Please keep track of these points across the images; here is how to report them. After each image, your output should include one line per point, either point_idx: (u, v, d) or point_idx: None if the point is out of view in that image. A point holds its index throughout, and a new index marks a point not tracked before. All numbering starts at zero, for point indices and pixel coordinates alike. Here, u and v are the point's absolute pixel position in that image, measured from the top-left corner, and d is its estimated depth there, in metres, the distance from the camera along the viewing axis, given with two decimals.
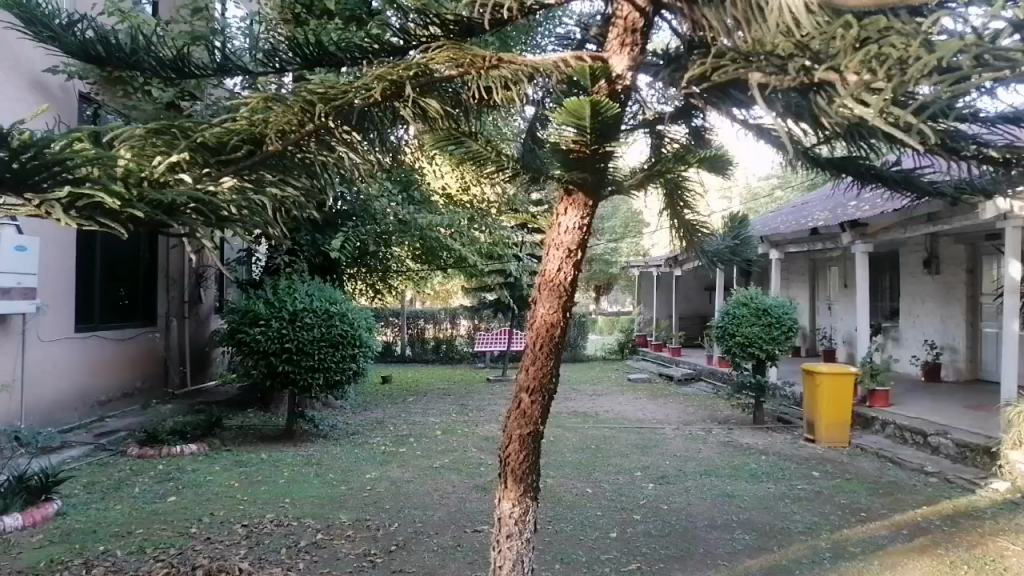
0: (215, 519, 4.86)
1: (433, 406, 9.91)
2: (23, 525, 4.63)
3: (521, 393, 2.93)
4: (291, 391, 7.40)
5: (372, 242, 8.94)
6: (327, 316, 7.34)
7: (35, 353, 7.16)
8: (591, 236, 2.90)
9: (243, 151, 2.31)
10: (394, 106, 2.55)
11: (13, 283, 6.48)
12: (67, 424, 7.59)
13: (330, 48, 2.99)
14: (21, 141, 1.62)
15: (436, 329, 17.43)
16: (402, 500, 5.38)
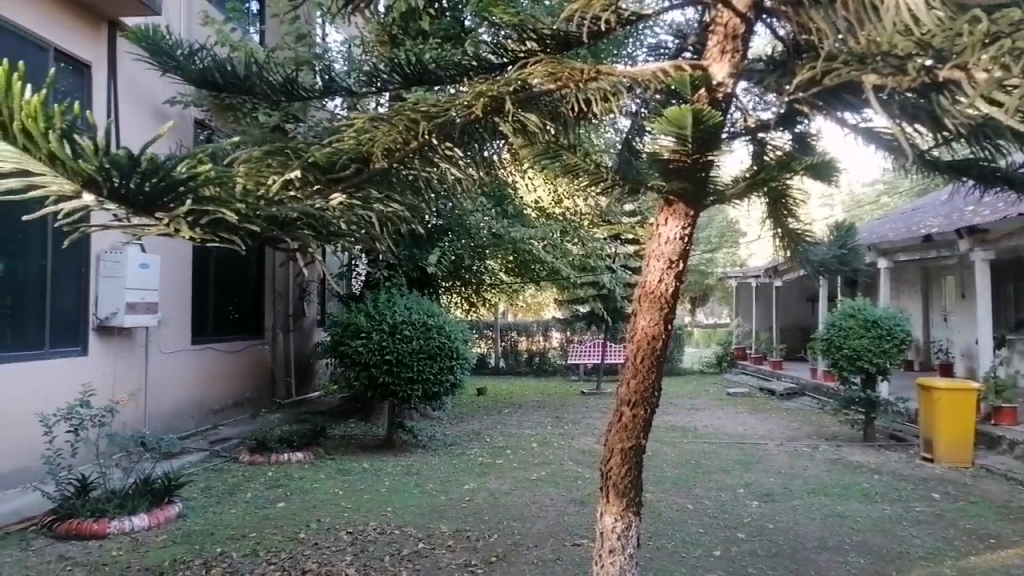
0: (322, 525, 5.03)
1: (529, 418, 9.94)
2: (149, 525, 4.92)
3: (622, 406, 2.91)
4: (391, 402, 7.59)
5: (468, 256, 9.08)
6: (426, 328, 7.51)
7: (157, 364, 7.63)
8: (692, 247, 2.86)
9: (352, 169, 2.40)
10: (494, 121, 2.59)
11: (139, 298, 6.94)
12: (184, 431, 8.04)
13: (430, 66, 3.15)
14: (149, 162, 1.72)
15: (529, 341, 17.48)
16: (500, 511, 5.41)
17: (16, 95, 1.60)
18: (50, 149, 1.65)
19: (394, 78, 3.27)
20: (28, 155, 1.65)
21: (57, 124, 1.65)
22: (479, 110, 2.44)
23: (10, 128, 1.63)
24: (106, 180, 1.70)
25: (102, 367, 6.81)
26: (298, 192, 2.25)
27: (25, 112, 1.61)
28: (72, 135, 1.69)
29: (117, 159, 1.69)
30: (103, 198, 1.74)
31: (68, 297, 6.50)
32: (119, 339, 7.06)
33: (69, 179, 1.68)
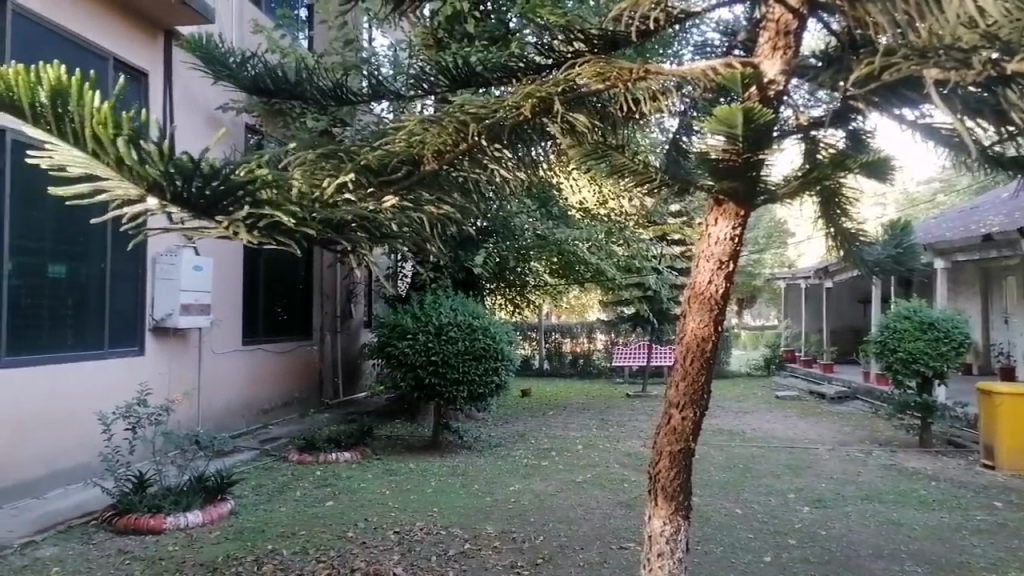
0: (369, 524, 5.09)
1: (574, 420, 9.90)
2: (202, 522, 5.04)
3: (671, 409, 2.88)
4: (437, 402, 7.63)
5: (512, 258, 9.09)
6: (471, 329, 7.54)
7: (210, 364, 7.81)
8: (743, 247, 2.82)
9: (402, 171, 2.44)
10: (542, 123, 2.60)
11: (191, 300, 7.13)
12: (235, 430, 8.21)
13: (477, 68, 3.18)
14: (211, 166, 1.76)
15: (573, 343, 17.42)
16: (546, 513, 5.41)
17: (87, 104, 1.65)
18: (118, 154, 1.70)
19: (441, 80, 3.29)
20: (97, 160, 1.70)
21: (125, 131, 1.70)
22: (527, 111, 2.45)
23: (81, 135, 1.69)
24: (170, 184, 1.75)
25: (157, 367, 7.00)
26: (352, 194, 2.29)
27: (95, 120, 1.67)
28: (138, 142, 1.74)
29: (180, 164, 1.73)
30: (167, 202, 1.78)
31: (125, 298, 6.70)
32: (173, 340, 7.26)
33: (134, 184, 1.73)
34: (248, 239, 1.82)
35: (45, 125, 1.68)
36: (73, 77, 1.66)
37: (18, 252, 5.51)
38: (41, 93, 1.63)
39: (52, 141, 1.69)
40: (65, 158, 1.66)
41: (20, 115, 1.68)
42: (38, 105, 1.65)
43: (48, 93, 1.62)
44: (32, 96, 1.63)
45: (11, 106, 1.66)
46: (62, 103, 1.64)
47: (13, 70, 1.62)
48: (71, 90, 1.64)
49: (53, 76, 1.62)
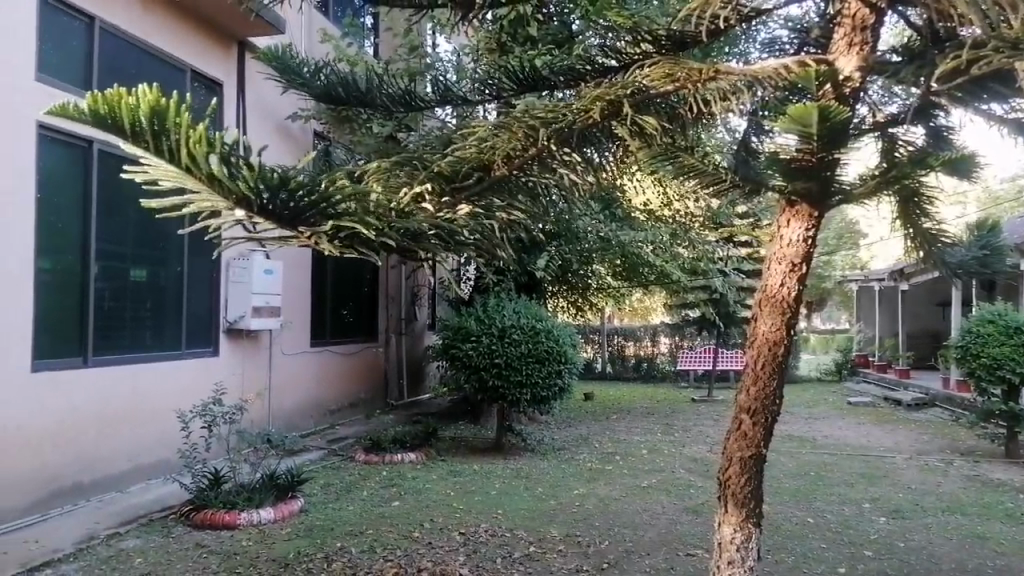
0: (435, 525, 5.14)
1: (637, 425, 9.80)
2: (274, 519, 5.19)
3: (741, 414, 2.82)
4: (501, 405, 7.66)
5: (575, 260, 9.06)
6: (534, 332, 7.56)
7: (281, 365, 8.03)
8: (816, 249, 2.74)
9: (474, 177, 2.46)
10: (611, 127, 2.59)
11: (262, 302, 7.30)
12: (304, 430, 8.42)
13: (544, 73, 3.20)
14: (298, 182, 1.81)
15: (637, 346, 17.24)
16: (611, 518, 5.36)
17: (183, 123, 1.71)
18: (210, 170, 1.77)
19: (509, 84, 3.35)
20: (190, 176, 1.77)
21: (217, 148, 1.77)
22: (596, 115, 2.44)
23: (176, 152, 1.74)
24: (258, 198, 1.82)
25: (231, 367, 7.23)
26: (427, 202, 2.33)
27: (191, 139, 1.73)
28: (229, 157, 1.80)
29: (269, 180, 1.80)
30: (252, 214, 1.85)
31: (201, 301, 6.95)
32: (246, 341, 7.49)
33: (222, 197, 1.81)
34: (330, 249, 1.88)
35: (144, 144, 1.74)
36: (170, 99, 1.71)
37: (102, 258, 5.77)
38: (140, 112, 1.67)
39: (148, 156, 1.75)
40: (159, 173, 1.73)
41: (121, 135, 1.73)
42: (137, 124, 1.70)
43: (147, 114, 1.68)
44: (132, 117, 1.68)
45: (111, 126, 1.71)
46: (160, 121, 1.69)
47: (115, 93, 1.67)
48: (170, 111, 1.69)
49: (152, 98, 1.67)
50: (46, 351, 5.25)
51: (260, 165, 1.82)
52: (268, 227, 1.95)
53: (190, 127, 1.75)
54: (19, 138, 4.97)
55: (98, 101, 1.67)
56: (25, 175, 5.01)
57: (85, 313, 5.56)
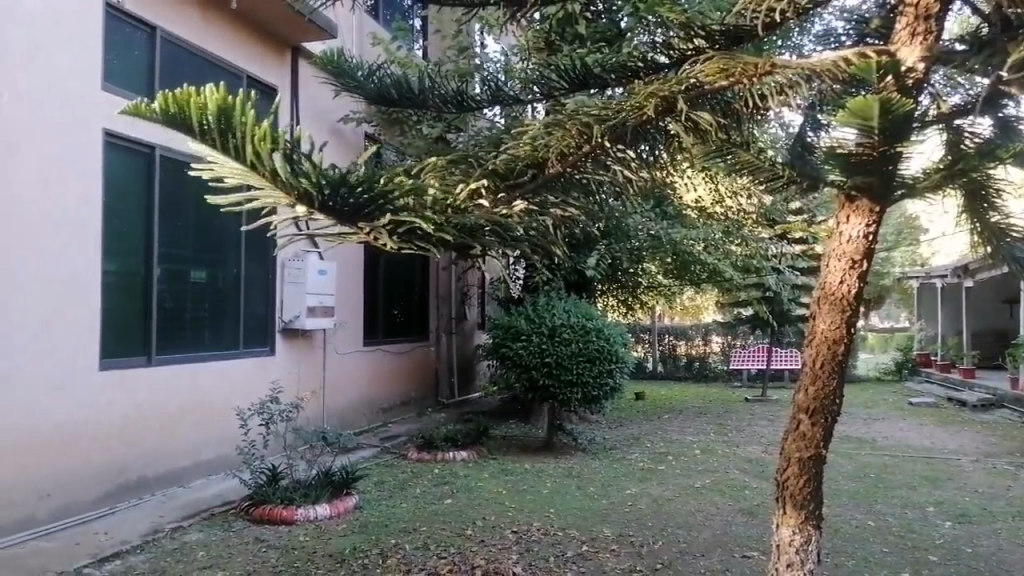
0: (487, 523, 5.17)
1: (689, 424, 9.69)
2: (330, 515, 5.28)
3: (799, 414, 2.76)
4: (552, 404, 7.64)
5: (626, 259, 9.01)
6: (585, 331, 7.54)
7: (335, 364, 8.16)
8: (877, 246, 2.68)
9: (528, 175, 2.50)
10: (665, 125, 2.55)
11: (316, 302, 7.49)
12: (358, 428, 8.55)
13: (596, 71, 3.19)
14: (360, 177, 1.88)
15: (688, 345, 17.04)
16: (664, 518, 5.32)
17: (248, 122, 1.77)
18: (274, 168, 1.84)
19: (561, 83, 3.34)
20: (254, 173, 1.83)
21: (281, 146, 1.83)
22: (650, 111, 2.42)
23: (242, 149, 1.81)
24: (320, 194, 1.89)
25: (287, 366, 7.39)
26: (484, 200, 2.36)
27: (255, 136, 1.79)
28: (292, 154, 1.86)
29: (331, 176, 1.88)
30: (313, 209, 1.93)
31: (258, 301, 7.11)
32: (301, 340, 7.63)
33: (282, 193, 1.87)
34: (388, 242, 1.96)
35: (210, 143, 1.81)
36: (236, 96, 1.77)
37: (164, 260, 5.94)
38: (209, 111, 1.74)
39: (215, 154, 1.82)
40: (225, 171, 1.81)
41: (189, 133, 1.81)
42: (205, 123, 1.77)
43: (215, 113, 1.74)
44: (200, 115, 1.75)
45: (180, 123, 1.79)
46: (227, 119, 1.76)
47: (184, 92, 1.75)
48: (237, 109, 1.75)
49: (219, 98, 1.74)
50: (112, 351, 5.43)
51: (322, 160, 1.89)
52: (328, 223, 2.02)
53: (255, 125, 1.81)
54: (87, 146, 5.16)
55: (169, 102, 1.75)
56: (92, 180, 5.20)
57: (149, 314, 5.75)
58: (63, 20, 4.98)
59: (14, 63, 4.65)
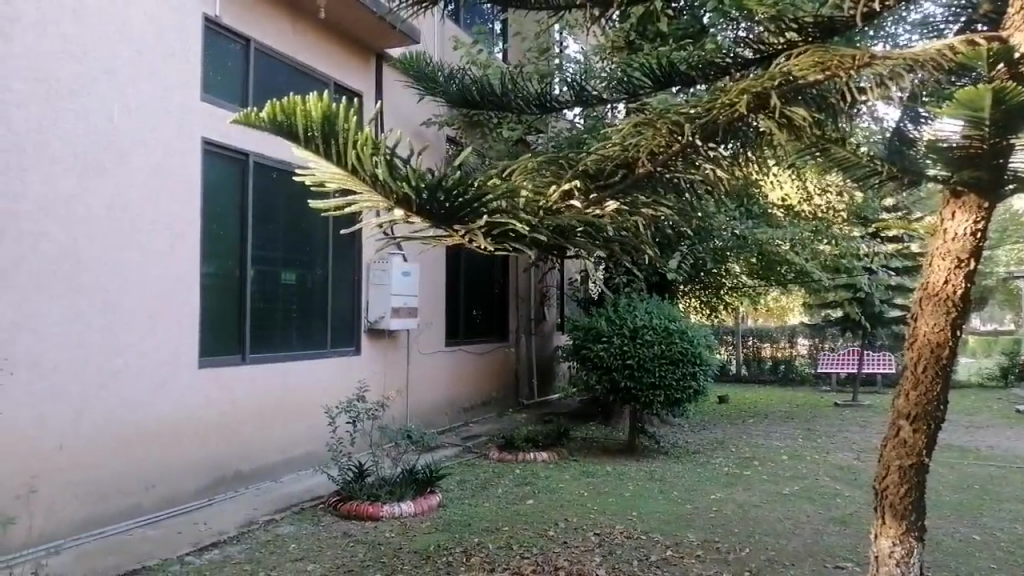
0: (569, 525, 5.15)
1: (776, 429, 9.41)
2: (414, 512, 5.37)
3: (899, 420, 2.64)
4: (633, 407, 7.56)
5: (710, 259, 8.85)
6: (667, 333, 7.43)
7: (418, 363, 8.31)
8: (986, 243, 2.55)
9: (619, 174, 2.52)
10: (755, 120, 2.48)
11: (400, 303, 7.64)
12: (438, 427, 8.66)
13: (680, 68, 3.19)
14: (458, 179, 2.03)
15: (773, 348, 16.53)
16: (752, 525, 5.19)
17: (350, 128, 1.95)
18: (373, 172, 2.01)
19: (644, 82, 3.38)
20: (353, 178, 2.02)
21: (380, 152, 2.00)
22: (741, 108, 2.31)
23: (343, 155, 1.99)
24: (416, 196, 2.05)
25: (373, 365, 7.58)
26: (578, 201, 2.41)
27: (357, 141, 1.97)
28: (392, 162, 2.03)
29: (429, 180, 2.03)
30: (410, 213, 2.11)
31: (344, 303, 7.29)
32: (385, 340, 7.80)
33: (381, 195, 2.07)
34: (482, 243, 2.12)
35: (315, 150, 1.99)
36: (339, 106, 1.95)
37: (259, 262, 6.16)
38: (314, 118, 1.92)
39: (317, 160, 2.02)
40: (326, 175, 2.01)
41: (294, 140, 1.99)
42: (310, 131, 1.95)
43: (320, 121, 1.92)
44: (306, 123, 1.93)
45: (287, 130, 1.96)
46: (331, 126, 1.93)
47: (291, 102, 1.91)
48: (339, 119, 1.93)
49: (322, 107, 1.92)
50: (209, 350, 5.68)
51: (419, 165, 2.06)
52: (423, 225, 2.19)
53: (357, 132, 1.98)
54: (188, 152, 5.42)
55: (276, 111, 1.92)
56: (193, 186, 5.46)
57: (242, 314, 5.98)
58: (167, 35, 5.27)
59: (124, 77, 4.93)
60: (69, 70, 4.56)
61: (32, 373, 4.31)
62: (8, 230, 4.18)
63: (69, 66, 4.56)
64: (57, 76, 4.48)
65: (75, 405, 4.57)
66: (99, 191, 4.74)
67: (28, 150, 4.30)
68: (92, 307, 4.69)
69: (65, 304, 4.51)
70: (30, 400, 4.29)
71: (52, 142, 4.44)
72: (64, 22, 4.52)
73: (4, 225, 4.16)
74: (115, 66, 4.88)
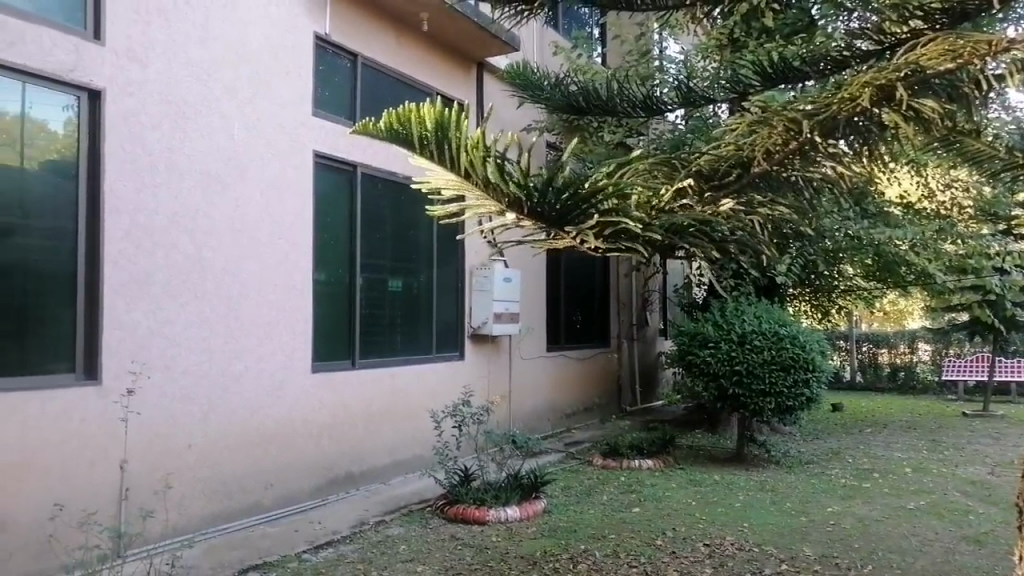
0: (677, 534, 5.04)
1: (897, 440, 8.91)
2: (520, 517, 5.40)
3: None
4: (743, 414, 7.35)
5: (822, 261, 8.50)
6: (778, 339, 7.17)
7: (520, 369, 8.36)
8: None
9: (734, 174, 2.44)
10: (878, 114, 2.30)
11: (502, 309, 7.71)
12: (540, 433, 8.67)
13: (795, 63, 3.11)
14: (566, 180, 2.05)
15: (891, 354, 15.69)
16: (874, 540, 4.92)
17: (459, 134, 2.04)
18: (485, 176, 2.08)
19: (755, 80, 3.29)
20: (466, 182, 2.12)
21: (491, 156, 2.05)
22: (864, 102, 2.19)
23: (457, 160, 2.09)
24: (528, 197, 2.10)
25: (477, 370, 7.69)
26: (693, 202, 2.42)
27: (468, 146, 2.05)
28: (502, 165, 2.07)
29: (539, 182, 2.07)
30: (522, 216, 2.17)
31: (449, 309, 7.43)
32: (489, 346, 7.89)
33: (493, 199, 2.13)
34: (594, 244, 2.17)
35: (430, 156, 2.13)
36: (450, 111, 2.07)
37: (368, 269, 6.37)
38: (427, 126, 2.07)
39: (432, 165, 2.15)
40: (442, 181, 2.14)
41: (411, 147, 2.16)
42: (424, 137, 2.09)
43: (433, 127, 2.06)
44: (420, 128, 2.08)
45: (405, 137, 2.14)
46: (443, 132, 2.06)
47: (406, 110, 2.09)
48: (451, 125, 2.05)
49: (434, 114, 2.06)
50: (322, 354, 5.93)
51: (529, 165, 2.07)
52: (533, 227, 2.25)
53: (467, 137, 2.06)
54: (301, 167, 5.67)
55: (393, 119, 2.12)
56: (306, 198, 5.71)
57: (352, 319, 6.18)
58: (282, 54, 5.54)
59: (244, 96, 5.22)
60: (196, 92, 4.85)
61: (165, 376, 4.60)
62: (144, 243, 4.48)
63: (197, 89, 4.86)
64: (186, 98, 4.77)
65: (203, 407, 4.85)
66: (223, 205, 5.03)
67: (161, 168, 4.60)
68: (217, 314, 4.97)
69: (193, 312, 4.80)
70: (162, 402, 4.58)
71: (182, 160, 4.74)
72: (191, 48, 4.82)
73: (141, 238, 4.47)
74: (236, 86, 5.16)
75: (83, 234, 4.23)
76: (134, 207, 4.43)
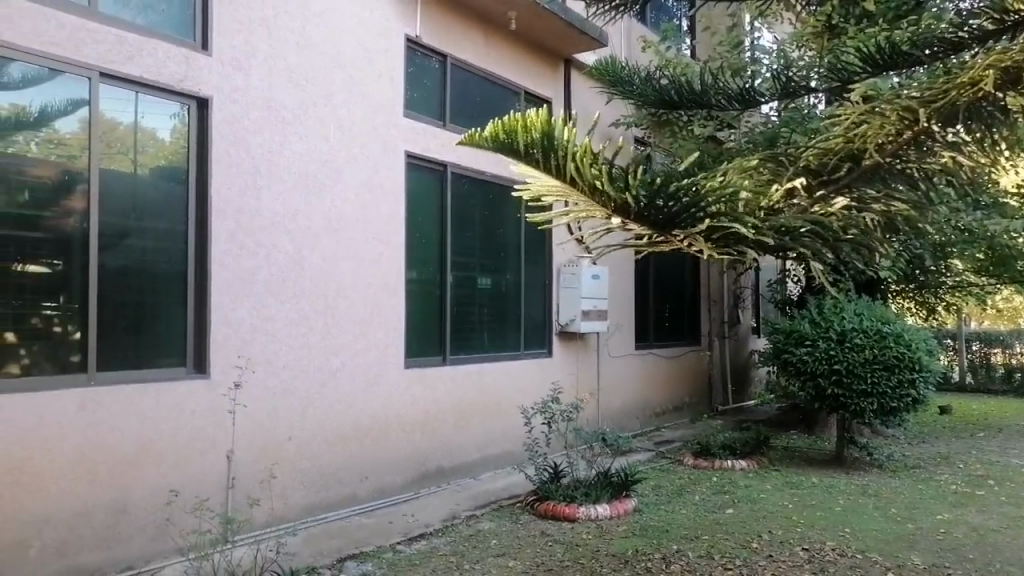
0: (774, 538, 4.90)
1: (1014, 445, 8.35)
2: (610, 515, 5.36)
3: None
4: (843, 415, 7.06)
5: (930, 256, 8.08)
6: (880, 337, 6.86)
7: (609, 366, 8.30)
8: None
9: (846, 168, 2.32)
10: (1002, 99, 2.19)
11: (591, 306, 7.67)
12: (630, 431, 8.59)
13: (905, 48, 2.95)
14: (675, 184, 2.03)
15: (1005, 354, 14.74)
16: (990, 551, 4.63)
17: (569, 143, 2.06)
18: (592, 181, 2.09)
19: (860, 69, 3.13)
20: (573, 188, 2.13)
21: (598, 162, 2.08)
22: (986, 86, 2.10)
23: (563, 167, 2.10)
24: (634, 203, 2.09)
25: (565, 367, 7.68)
26: (803, 203, 2.34)
27: (576, 154, 2.06)
28: (609, 171, 2.09)
29: (645, 187, 2.05)
30: (627, 220, 2.17)
31: (538, 306, 7.45)
32: (577, 343, 7.87)
33: (598, 204, 2.14)
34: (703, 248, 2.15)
35: (535, 163, 2.13)
36: (556, 120, 2.08)
37: (459, 267, 6.46)
38: (534, 135, 2.07)
39: (537, 174, 2.17)
40: (546, 188, 2.16)
41: (515, 155, 2.15)
42: (530, 145, 2.09)
43: (540, 135, 2.06)
44: (526, 138, 2.08)
45: (510, 147, 2.13)
46: (550, 141, 2.06)
47: (512, 120, 2.08)
48: (558, 134, 2.06)
49: (542, 122, 2.06)
50: (414, 352, 6.05)
51: (638, 171, 2.08)
52: (639, 231, 2.24)
53: (574, 144, 2.08)
54: (393, 168, 5.80)
55: (499, 130, 2.10)
56: (398, 197, 5.84)
57: (443, 317, 6.28)
58: (374, 58, 5.68)
59: (339, 100, 5.37)
60: (295, 97, 5.04)
61: (267, 372, 4.80)
62: (247, 243, 4.68)
63: (295, 94, 5.04)
64: (285, 104, 4.96)
65: (302, 401, 5.03)
66: (320, 207, 5.20)
67: (262, 172, 4.79)
68: (315, 312, 5.15)
69: (292, 309, 4.98)
70: (265, 396, 4.78)
71: (282, 163, 4.93)
72: (290, 55, 5.00)
73: (244, 238, 4.67)
74: (332, 91, 5.32)
75: (191, 234, 4.45)
76: (237, 208, 4.63)
